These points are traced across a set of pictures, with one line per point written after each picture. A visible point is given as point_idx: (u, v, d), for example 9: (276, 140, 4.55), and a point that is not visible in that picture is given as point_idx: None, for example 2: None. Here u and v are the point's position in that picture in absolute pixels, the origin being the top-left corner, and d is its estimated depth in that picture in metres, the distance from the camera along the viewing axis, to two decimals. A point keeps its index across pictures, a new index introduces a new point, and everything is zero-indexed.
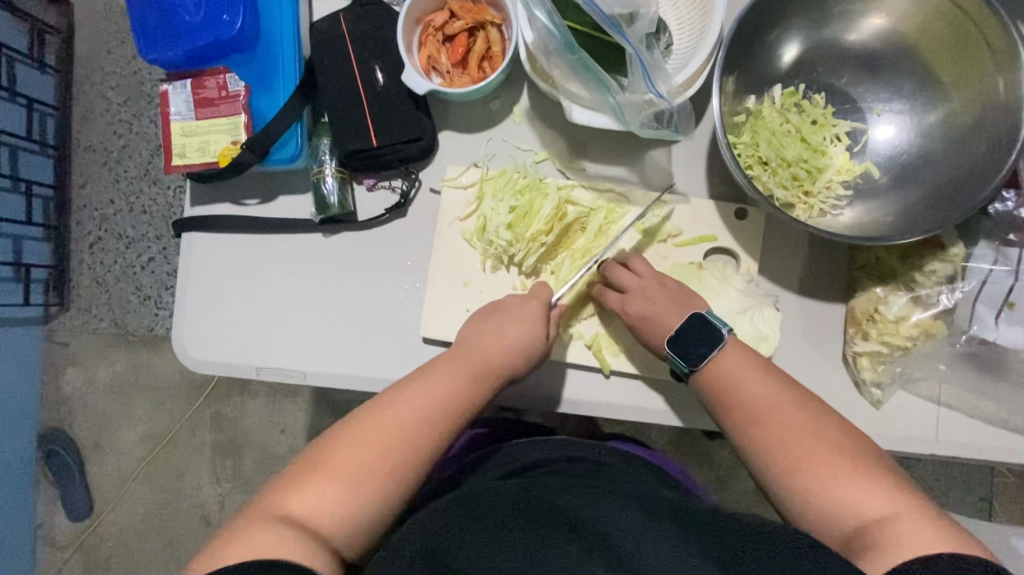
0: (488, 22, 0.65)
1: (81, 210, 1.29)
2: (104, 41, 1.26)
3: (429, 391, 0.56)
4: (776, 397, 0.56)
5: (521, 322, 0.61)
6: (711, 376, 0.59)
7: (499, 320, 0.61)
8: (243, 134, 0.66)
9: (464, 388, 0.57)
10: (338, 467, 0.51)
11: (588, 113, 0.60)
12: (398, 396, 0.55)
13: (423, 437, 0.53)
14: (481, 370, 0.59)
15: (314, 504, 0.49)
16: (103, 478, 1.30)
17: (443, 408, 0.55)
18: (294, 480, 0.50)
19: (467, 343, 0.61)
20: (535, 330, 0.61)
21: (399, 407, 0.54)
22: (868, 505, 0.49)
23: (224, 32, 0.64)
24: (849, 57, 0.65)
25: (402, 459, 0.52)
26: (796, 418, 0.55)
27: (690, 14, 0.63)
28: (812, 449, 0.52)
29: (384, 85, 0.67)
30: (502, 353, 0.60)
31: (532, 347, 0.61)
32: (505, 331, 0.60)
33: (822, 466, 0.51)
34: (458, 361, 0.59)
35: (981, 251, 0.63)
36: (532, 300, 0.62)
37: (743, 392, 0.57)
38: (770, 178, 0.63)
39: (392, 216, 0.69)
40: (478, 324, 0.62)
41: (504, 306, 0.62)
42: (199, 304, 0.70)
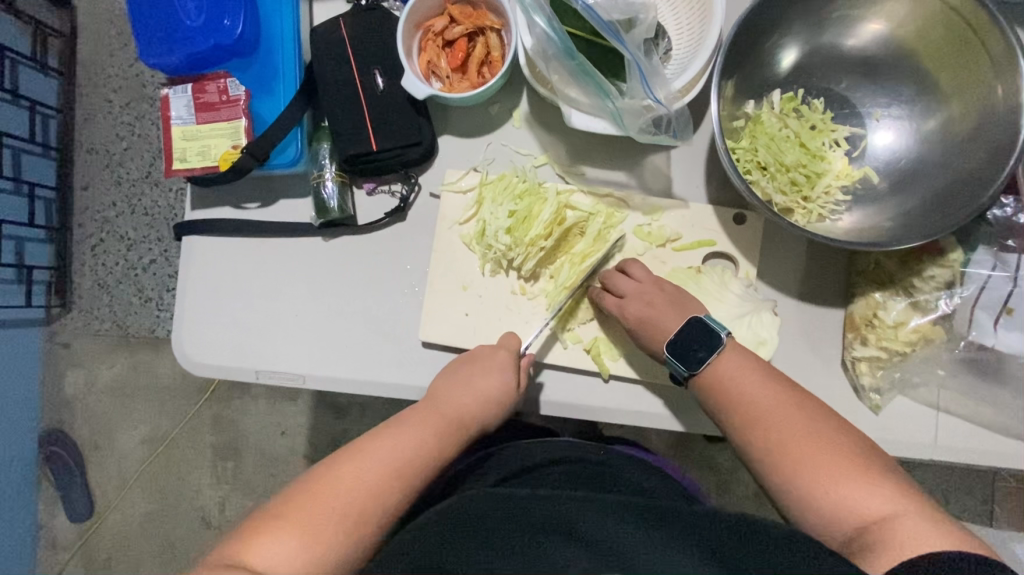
0: (488, 27, 0.65)
1: (83, 212, 1.29)
2: (107, 43, 1.27)
3: (397, 444, 0.56)
4: (773, 398, 0.56)
5: (491, 375, 0.62)
6: (710, 378, 0.59)
7: (469, 373, 0.62)
8: (243, 139, 0.66)
9: (434, 437, 0.58)
10: (305, 518, 0.51)
11: (587, 117, 0.60)
12: (365, 449, 0.55)
13: (390, 492, 0.54)
14: (450, 423, 0.60)
15: (276, 556, 0.48)
16: (104, 480, 1.30)
17: (411, 461, 0.56)
18: (258, 529, 0.50)
19: (435, 395, 0.61)
20: (505, 384, 0.62)
21: (367, 459, 0.55)
22: (867, 505, 0.49)
23: (225, 37, 0.64)
24: (848, 62, 0.65)
25: (368, 512, 0.53)
26: (793, 418, 0.55)
27: (689, 19, 0.63)
28: (811, 450, 0.53)
29: (384, 89, 0.67)
30: (472, 407, 0.61)
31: (499, 401, 0.62)
32: (478, 381, 0.62)
33: (821, 466, 0.52)
34: (426, 414, 0.60)
35: (980, 257, 0.63)
36: (500, 350, 0.63)
37: (741, 392, 0.57)
38: (769, 183, 0.63)
39: (392, 220, 0.69)
40: (447, 374, 0.63)
41: (474, 356, 0.63)
42: (199, 308, 0.71)
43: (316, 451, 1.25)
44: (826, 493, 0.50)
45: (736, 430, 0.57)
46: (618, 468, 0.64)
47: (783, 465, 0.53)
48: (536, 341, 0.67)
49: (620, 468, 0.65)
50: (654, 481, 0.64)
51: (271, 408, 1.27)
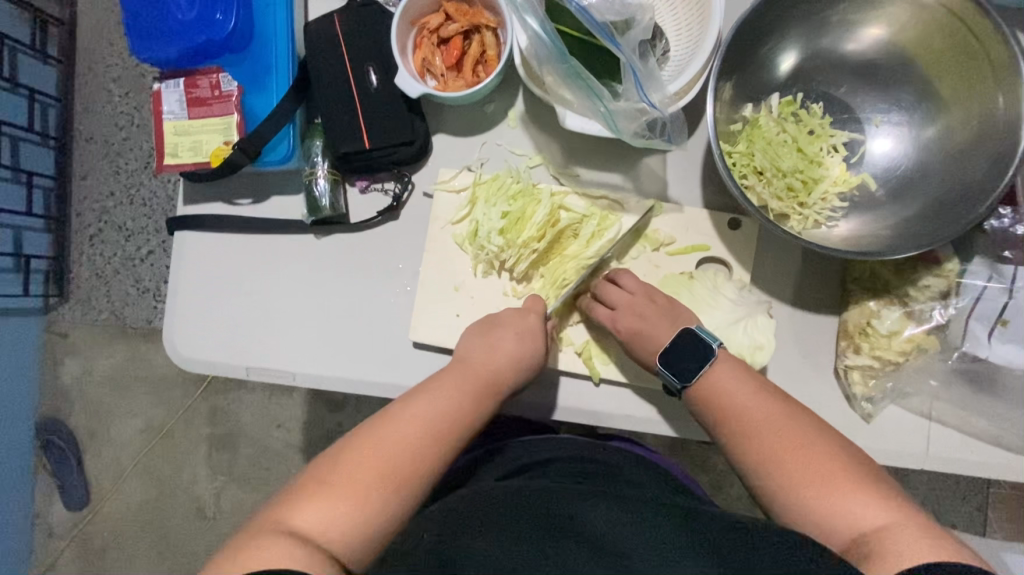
0: (483, 25, 0.65)
1: (82, 202, 1.29)
2: (107, 33, 1.26)
3: (431, 407, 0.56)
4: (765, 408, 0.56)
5: (517, 336, 0.61)
6: (699, 390, 0.58)
7: (497, 333, 0.62)
8: (235, 134, 0.66)
9: (466, 402, 0.58)
10: (347, 480, 0.52)
11: (581, 119, 0.60)
12: (400, 412, 0.56)
13: (428, 449, 0.54)
14: (481, 384, 0.59)
15: (326, 516, 0.50)
16: (100, 469, 1.31)
17: (444, 423, 0.56)
18: (302, 493, 0.51)
19: (464, 357, 0.61)
20: (534, 343, 0.61)
21: (400, 422, 0.55)
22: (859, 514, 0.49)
23: (217, 33, 0.64)
24: (848, 67, 0.64)
25: (410, 472, 0.53)
26: (786, 428, 0.54)
27: (686, 21, 0.63)
28: (804, 461, 0.52)
29: (378, 87, 0.66)
30: (505, 367, 0.60)
31: (532, 360, 0.61)
32: (503, 345, 0.61)
33: (812, 478, 0.51)
34: (458, 377, 0.59)
35: (975, 268, 0.62)
36: (530, 313, 0.63)
37: (732, 403, 0.57)
38: (764, 189, 0.62)
39: (385, 218, 0.69)
40: (477, 337, 0.62)
41: (497, 320, 0.63)
42: (191, 303, 0.70)
43: (311, 445, 1.26)
44: (818, 506, 0.50)
45: (728, 442, 0.56)
46: (616, 464, 0.64)
47: (774, 477, 0.53)
48: None
49: (618, 463, 0.64)
50: (652, 477, 0.63)
51: (266, 401, 1.27)
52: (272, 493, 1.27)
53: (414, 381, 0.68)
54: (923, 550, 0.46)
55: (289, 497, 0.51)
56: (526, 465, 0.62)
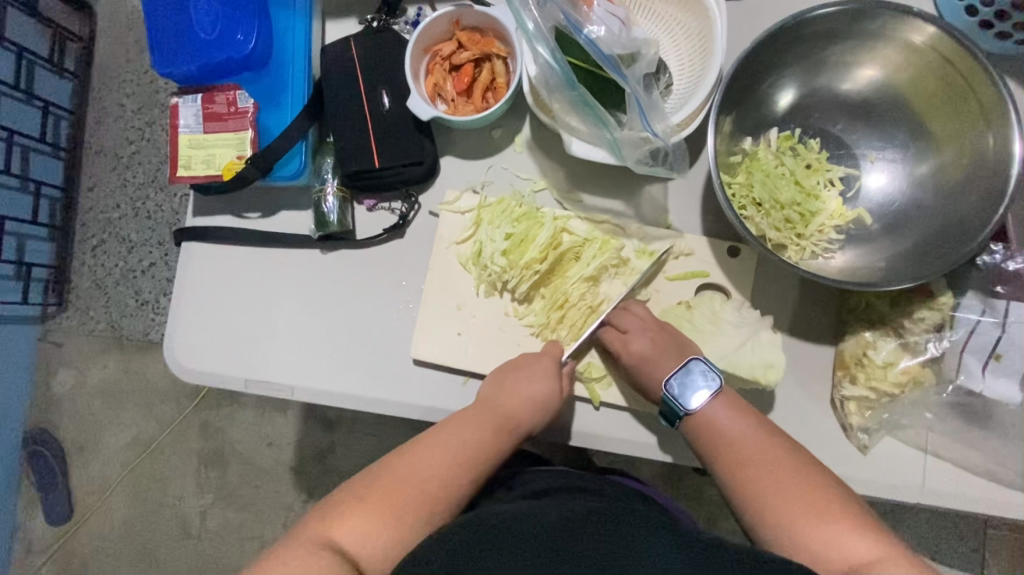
0: (494, 54, 0.68)
1: (87, 213, 1.30)
2: (124, 50, 1.30)
3: (459, 438, 0.57)
4: (761, 445, 0.56)
5: (543, 378, 0.61)
6: (700, 422, 0.58)
7: (521, 374, 0.62)
8: (248, 150, 0.67)
9: (484, 436, 0.58)
10: (381, 499, 0.52)
11: (586, 146, 0.62)
12: (429, 444, 0.56)
13: (454, 481, 0.55)
14: (505, 423, 0.60)
15: (358, 534, 0.50)
16: (85, 483, 1.29)
17: (473, 453, 0.57)
18: (336, 509, 0.51)
19: (490, 395, 0.62)
20: (555, 383, 0.62)
21: (431, 453, 0.55)
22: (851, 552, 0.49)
23: (237, 51, 0.65)
24: (844, 106, 0.67)
25: (444, 498, 0.54)
26: (781, 464, 0.55)
27: (690, 56, 0.65)
28: (797, 494, 0.53)
29: (390, 109, 0.68)
30: (531, 409, 0.60)
31: (552, 403, 0.61)
32: (528, 386, 0.61)
33: (803, 518, 0.51)
34: (480, 412, 0.60)
35: (969, 301, 0.62)
36: (549, 353, 0.64)
37: (730, 433, 0.57)
38: (763, 220, 0.64)
39: (390, 236, 0.70)
40: (501, 375, 0.63)
41: (522, 362, 0.63)
42: (194, 313, 0.72)
43: (302, 464, 1.24)
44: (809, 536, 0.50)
45: (723, 477, 0.56)
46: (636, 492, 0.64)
47: (770, 510, 0.52)
48: None
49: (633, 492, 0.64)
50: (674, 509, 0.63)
51: (259, 418, 1.26)
52: (260, 513, 1.25)
53: (412, 401, 0.68)
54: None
55: (323, 513, 0.51)
56: (527, 494, 0.61)
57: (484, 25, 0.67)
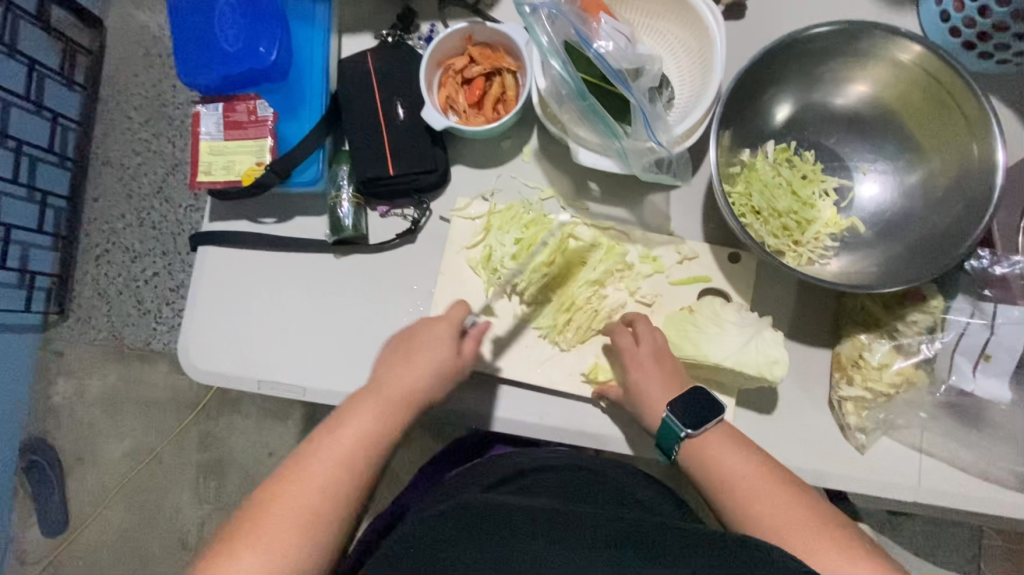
0: (505, 68, 0.71)
1: (91, 223, 1.32)
2: (132, 63, 1.33)
3: (341, 434, 0.57)
4: (774, 485, 0.56)
5: (422, 354, 0.62)
6: (702, 454, 0.59)
7: (407, 353, 0.62)
8: (267, 156, 0.69)
9: (370, 424, 0.58)
10: (263, 528, 0.53)
11: (593, 155, 0.65)
12: (320, 447, 0.57)
13: (351, 476, 0.56)
14: (397, 404, 0.60)
15: (244, 567, 0.51)
16: (82, 493, 1.29)
17: (357, 446, 0.57)
18: (222, 547, 0.52)
19: (378, 378, 0.62)
20: (445, 354, 0.62)
21: (312, 462, 0.56)
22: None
23: (259, 62, 0.68)
24: (837, 120, 0.70)
25: (329, 504, 0.55)
26: (779, 494, 0.55)
27: (690, 72, 0.68)
28: (801, 525, 0.53)
29: (404, 119, 0.70)
30: (418, 385, 0.61)
31: (443, 373, 0.62)
32: (416, 362, 0.61)
33: (818, 544, 0.51)
34: (370, 399, 0.60)
35: (959, 305, 0.65)
36: (438, 325, 0.64)
37: (730, 467, 0.57)
38: (761, 227, 0.67)
39: (402, 241, 0.72)
40: (384, 359, 0.63)
41: (411, 336, 0.64)
42: (208, 316, 0.73)
43: None
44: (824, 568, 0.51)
45: (728, 510, 0.56)
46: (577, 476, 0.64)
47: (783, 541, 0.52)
48: (544, 368, 0.69)
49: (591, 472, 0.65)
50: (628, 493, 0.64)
51: (259, 426, 1.26)
52: None
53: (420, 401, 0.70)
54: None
55: (211, 554, 0.52)
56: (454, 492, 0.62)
57: (494, 41, 0.71)
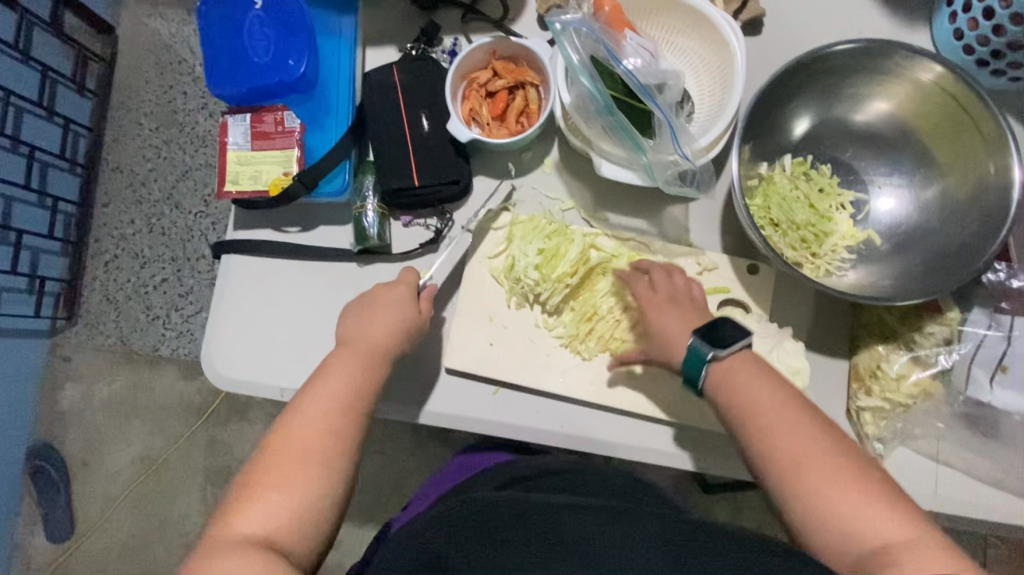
0: (528, 82, 0.72)
1: (101, 228, 1.33)
2: (144, 70, 1.34)
3: (328, 387, 0.57)
4: (796, 415, 0.55)
5: (392, 308, 0.63)
6: (728, 385, 0.57)
7: (373, 309, 0.63)
8: (294, 167, 0.70)
9: (355, 375, 0.59)
10: (273, 477, 0.53)
11: (616, 168, 0.66)
12: (301, 404, 0.57)
13: (336, 428, 0.56)
14: (372, 357, 0.60)
15: (263, 514, 0.51)
16: (89, 499, 1.29)
17: (347, 396, 0.57)
18: (237, 503, 0.52)
19: (348, 335, 0.62)
20: (410, 308, 0.64)
21: (307, 414, 0.56)
22: (876, 527, 0.49)
23: (288, 75, 0.69)
24: (853, 134, 0.72)
25: (335, 448, 0.55)
26: (806, 432, 0.54)
27: (710, 87, 0.70)
28: (825, 470, 0.52)
29: (429, 131, 0.72)
30: (390, 337, 0.61)
31: (411, 326, 0.63)
32: (382, 316, 0.62)
33: (839, 491, 0.51)
34: (345, 354, 0.60)
35: (976, 317, 0.66)
36: (400, 285, 0.65)
37: (755, 402, 0.56)
38: (780, 239, 0.68)
39: (425, 250, 0.73)
40: (352, 317, 0.63)
41: (372, 295, 0.64)
42: (230, 324, 0.74)
43: None
44: (845, 514, 0.50)
45: (750, 446, 0.55)
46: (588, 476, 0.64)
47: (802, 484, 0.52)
48: (566, 376, 0.70)
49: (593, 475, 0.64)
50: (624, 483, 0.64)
51: None
52: None
53: (442, 410, 0.71)
54: (936, 564, 0.46)
55: (225, 511, 0.51)
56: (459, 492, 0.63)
57: (517, 55, 0.72)
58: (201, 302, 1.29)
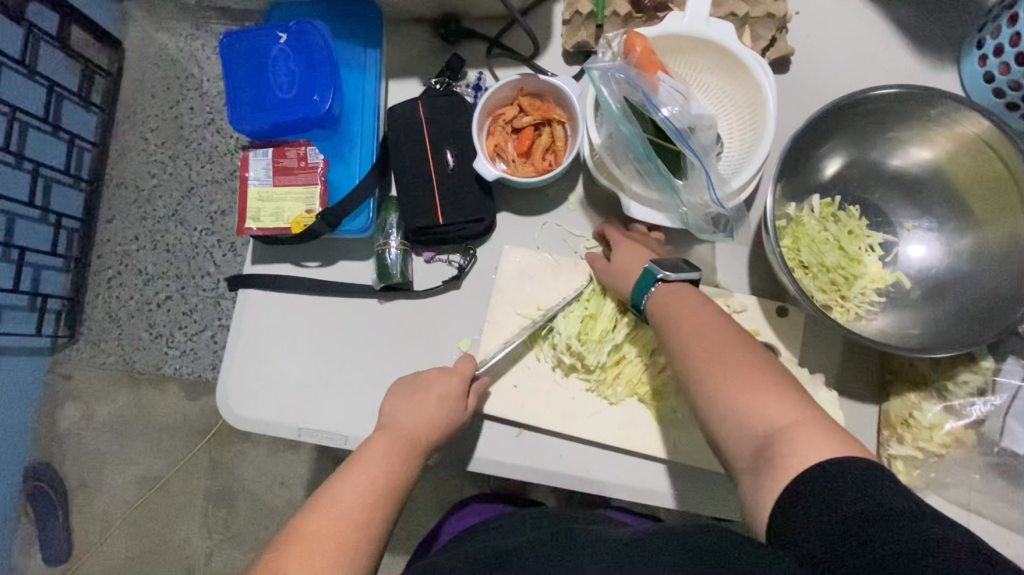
0: (555, 119, 0.71)
1: (104, 245, 1.30)
2: (151, 85, 1.31)
3: (365, 479, 0.56)
4: (720, 326, 0.55)
5: (438, 400, 0.61)
6: (657, 302, 0.60)
7: (419, 398, 0.61)
8: (317, 204, 0.69)
9: (392, 468, 0.57)
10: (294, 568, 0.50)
11: (645, 210, 0.65)
12: (332, 491, 0.55)
13: (368, 518, 0.54)
14: (412, 452, 0.59)
15: None
16: (87, 520, 1.26)
17: (383, 491, 0.56)
18: None
19: (391, 423, 0.60)
20: (458, 404, 0.62)
21: (340, 504, 0.54)
22: (771, 416, 0.48)
23: (313, 110, 0.68)
24: (882, 176, 0.71)
25: (364, 544, 0.53)
26: (717, 335, 0.54)
27: (740, 127, 0.69)
28: (729, 362, 0.52)
29: (455, 168, 0.70)
30: (431, 431, 0.60)
31: (454, 423, 0.62)
32: (427, 409, 0.61)
33: (737, 382, 0.50)
34: (383, 443, 0.59)
35: (1011, 367, 0.65)
36: (454, 376, 0.63)
37: (677, 313, 0.57)
38: (811, 282, 0.67)
39: (447, 287, 0.72)
40: (397, 401, 0.62)
41: (422, 381, 0.63)
42: (247, 360, 0.72)
43: None
44: (742, 404, 0.49)
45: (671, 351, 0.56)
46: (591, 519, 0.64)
47: (710, 380, 0.52)
48: (592, 420, 0.68)
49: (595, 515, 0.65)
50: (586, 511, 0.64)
51: (271, 456, 1.24)
52: None
53: (465, 452, 0.69)
54: (823, 451, 0.44)
55: None
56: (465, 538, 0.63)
57: (545, 91, 0.71)
58: (204, 321, 1.26)
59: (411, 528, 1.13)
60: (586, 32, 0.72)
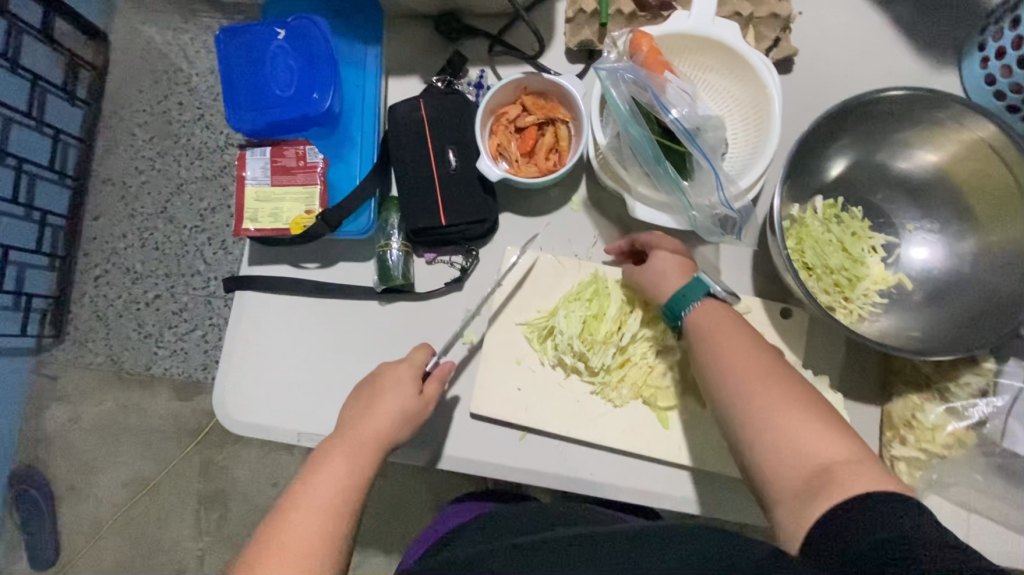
0: (559, 119, 0.69)
1: (90, 242, 1.27)
2: (138, 79, 1.28)
3: (322, 481, 0.53)
4: (762, 352, 0.55)
5: (391, 393, 0.60)
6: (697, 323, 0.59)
7: (374, 395, 0.60)
8: (317, 204, 0.68)
9: (347, 466, 0.54)
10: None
11: (651, 211, 0.65)
12: (287, 508, 0.51)
13: (333, 531, 0.50)
14: (370, 447, 0.56)
15: None
16: (74, 523, 1.23)
17: (341, 492, 0.53)
18: None
19: (346, 424, 0.58)
20: (416, 397, 0.61)
21: (298, 514, 0.50)
22: (823, 449, 0.47)
23: (312, 109, 0.66)
24: (884, 177, 0.71)
25: (329, 552, 0.49)
26: (763, 361, 0.54)
27: (745, 126, 0.69)
28: (778, 390, 0.51)
29: (456, 168, 0.69)
30: (386, 425, 0.58)
31: (412, 417, 0.60)
32: (382, 405, 0.59)
33: (789, 411, 0.50)
34: (336, 443, 0.56)
35: (1011, 368, 0.66)
36: (403, 364, 0.62)
37: (721, 337, 0.57)
38: (815, 284, 0.67)
39: (449, 288, 0.71)
40: (352, 404, 0.61)
41: (375, 380, 0.61)
42: (243, 362, 0.71)
43: None
44: (794, 432, 0.49)
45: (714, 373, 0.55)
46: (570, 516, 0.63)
47: (758, 406, 0.51)
48: (596, 423, 0.68)
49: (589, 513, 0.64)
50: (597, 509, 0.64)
51: (264, 456, 1.22)
52: None
53: (468, 455, 0.69)
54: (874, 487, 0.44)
55: None
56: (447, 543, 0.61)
57: (548, 90, 0.69)
58: (194, 320, 1.24)
59: (407, 528, 1.12)
60: (590, 30, 0.71)
